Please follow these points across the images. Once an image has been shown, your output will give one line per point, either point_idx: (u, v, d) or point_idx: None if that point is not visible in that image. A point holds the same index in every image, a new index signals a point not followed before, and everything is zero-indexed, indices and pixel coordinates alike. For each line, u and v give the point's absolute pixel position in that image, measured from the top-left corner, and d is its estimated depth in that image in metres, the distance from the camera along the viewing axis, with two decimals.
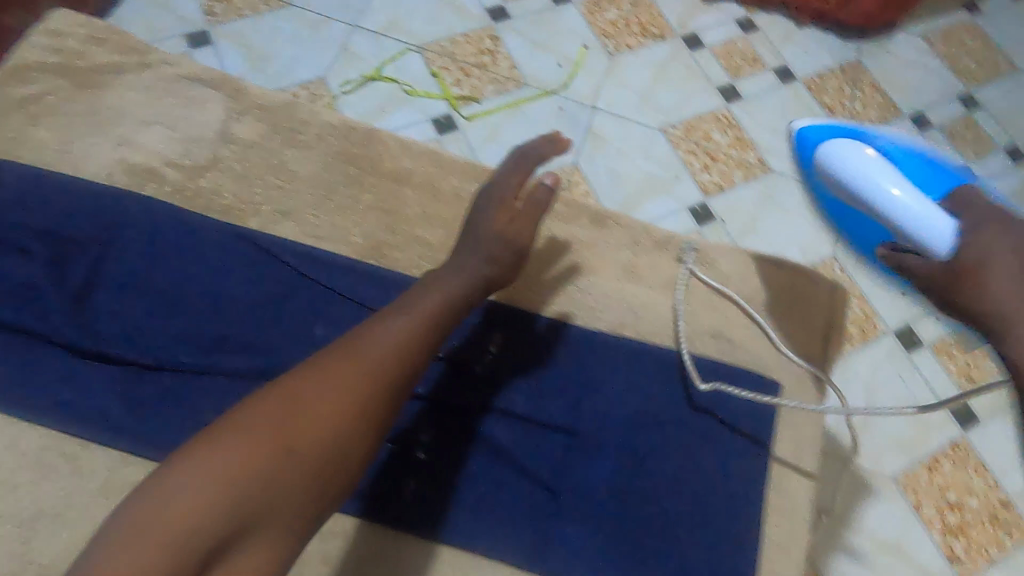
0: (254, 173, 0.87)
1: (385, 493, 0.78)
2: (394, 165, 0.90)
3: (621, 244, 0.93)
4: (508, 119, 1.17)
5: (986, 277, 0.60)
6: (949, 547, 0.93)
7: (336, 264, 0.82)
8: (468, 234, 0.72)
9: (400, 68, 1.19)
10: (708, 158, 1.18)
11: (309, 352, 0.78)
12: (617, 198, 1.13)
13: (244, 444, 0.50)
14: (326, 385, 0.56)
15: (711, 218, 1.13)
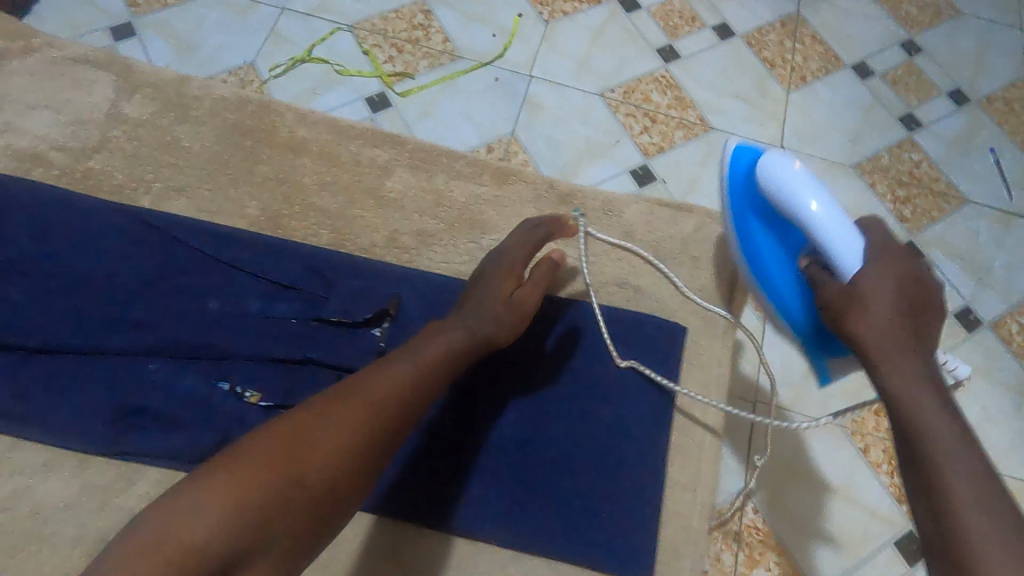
0: (144, 153, 0.81)
1: (408, 489, 0.70)
2: (309, 135, 0.84)
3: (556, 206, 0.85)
4: (443, 93, 1.16)
5: (872, 301, 0.55)
6: (896, 487, 0.94)
7: (235, 237, 0.74)
8: (477, 288, 0.69)
9: (340, 53, 1.17)
10: (648, 121, 1.18)
11: (213, 331, 0.69)
12: (556, 164, 1.12)
13: (254, 475, 0.50)
14: (338, 422, 0.56)
15: (651, 178, 1.12)
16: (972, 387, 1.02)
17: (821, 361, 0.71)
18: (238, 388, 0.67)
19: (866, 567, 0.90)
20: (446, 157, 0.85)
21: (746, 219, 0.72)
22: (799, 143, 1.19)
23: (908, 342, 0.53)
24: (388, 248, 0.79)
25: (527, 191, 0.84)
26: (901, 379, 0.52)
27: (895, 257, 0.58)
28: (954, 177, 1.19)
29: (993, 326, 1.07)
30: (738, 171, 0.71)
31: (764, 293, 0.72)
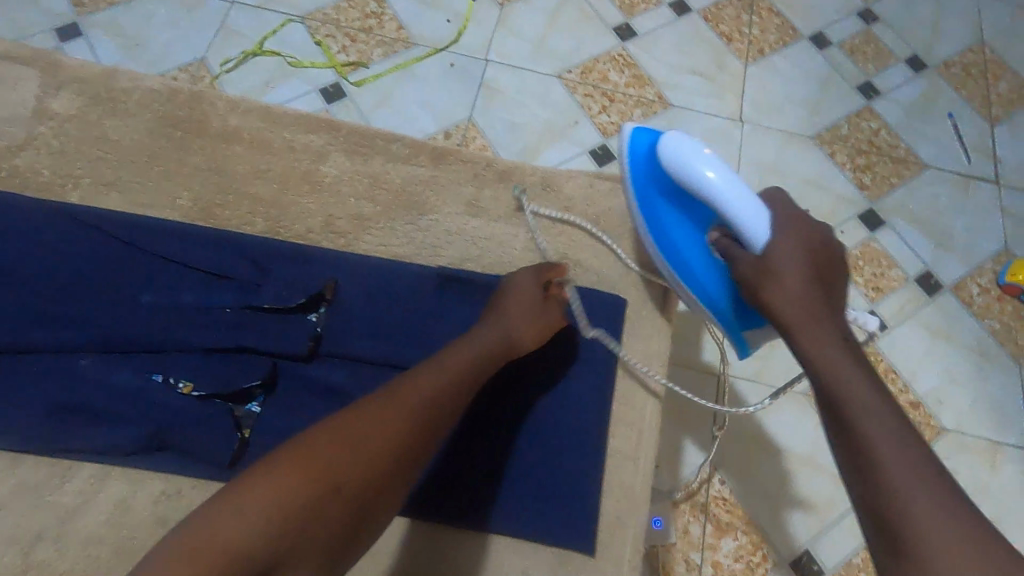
0: (73, 150, 0.81)
1: (438, 492, 0.68)
2: (251, 127, 0.84)
3: (508, 183, 0.85)
4: (400, 81, 1.15)
5: (783, 273, 0.59)
6: None
7: (174, 232, 0.74)
8: (506, 305, 0.70)
9: (286, 44, 1.16)
10: (599, 96, 1.17)
11: (143, 328, 0.66)
12: (515, 148, 1.11)
13: (294, 478, 0.51)
14: (373, 424, 0.56)
15: (611, 157, 1.12)
16: (935, 351, 1.03)
17: (740, 335, 0.72)
18: (171, 380, 0.66)
19: (832, 533, 0.90)
20: (382, 140, 0.85)
21: (653, 205, 0.73)
22: (757, 115, 1.19)
23: (821, 311, 0.56)
24: (323, 234, 0.80)
25: (464, 169, 0.84)
26: (820, 348, 0.54)
27: (798, 227, 0.61)
28: (913, 144, 1.20)
29: (954, 290, 1.08)
30: (636, 160, 0.72)
31: (679, 274, 0.72)
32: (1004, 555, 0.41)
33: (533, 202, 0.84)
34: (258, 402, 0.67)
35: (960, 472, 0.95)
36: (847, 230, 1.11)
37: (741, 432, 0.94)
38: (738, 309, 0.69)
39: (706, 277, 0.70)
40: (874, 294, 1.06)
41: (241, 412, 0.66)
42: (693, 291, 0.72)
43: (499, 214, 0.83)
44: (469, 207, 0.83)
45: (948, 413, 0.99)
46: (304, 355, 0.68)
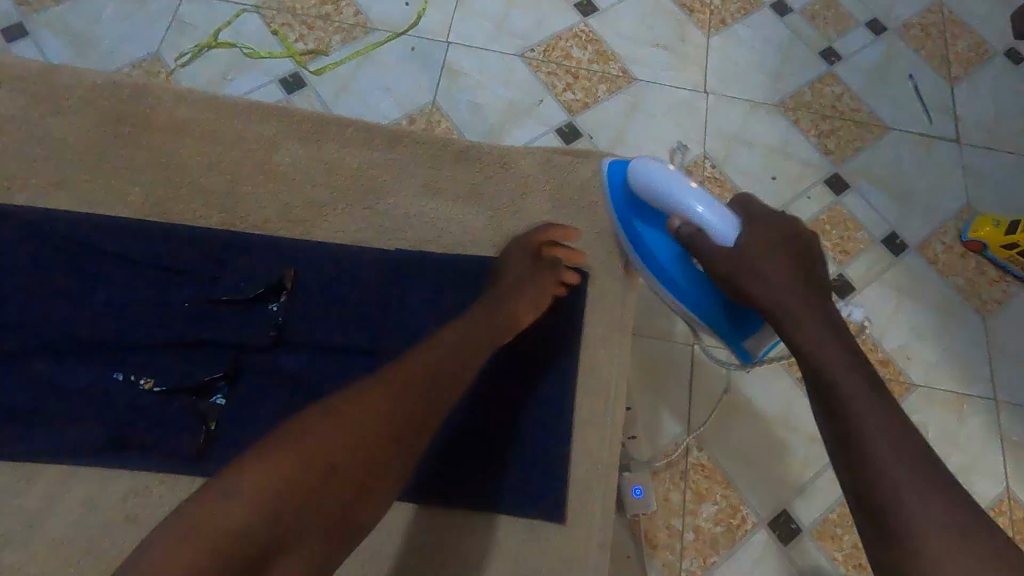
0: (16, 149, 0.79)
1: (444, 480, 0.72)
2: (203, 119, 0.82)
3: (472, 164, 0.84)
4: (360, 67, 1.13)
5: (762, 264, 0.61)
6: None
7: (127, 228, 0.73)
8: (503, 290, 0.72)
9: (238, 34, 1.13)
10: (562, 73, 1.17)
11: (97, 327, 0.68)
12: (482, 130, 1.11)
13: (291, 456, 0.50)
14: (375, 404, 0.56)
15: (578, 135, 1.12)
16: (902, 308, 1.05)
17: (740, 343, 0.71)
18: (133, 377, 0.67)
19: (809, 491, 0.92)
20: (337, 124, 0.84)
21: (637, 230, 0.77)
22: (722, 86, 1.19)
23: (808, 295, 0.59)
24: (281, 223, 0.79)
25: (417, 152, 0.84)
26: (799, 326, 0.57)
27: (765, 221, 0.64)
28: (876, 107, 1.21)
29: (918, 248, 1.10)
30: (618, 190, 0.77)
31: (669, 289, 0.74)
32: (960, 510, 0.44)
33: (491, 181, 0.84)
34: (222, 394, 0.67)
35: (928, 424, 0.98)
36: (813, 195, 1.12)
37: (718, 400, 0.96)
38: (728, 317, 0.70)
39: (692, 290, 0.72)
40: (842, 257, 1.08)
41: (208, 404, 0.67)
42: (684, 305, 0.73)
43: (457, 195, 0.83)
44: (427, 188, 0.82)
45: (916, 368, 1.02)
46: (266, 343, 0.70)
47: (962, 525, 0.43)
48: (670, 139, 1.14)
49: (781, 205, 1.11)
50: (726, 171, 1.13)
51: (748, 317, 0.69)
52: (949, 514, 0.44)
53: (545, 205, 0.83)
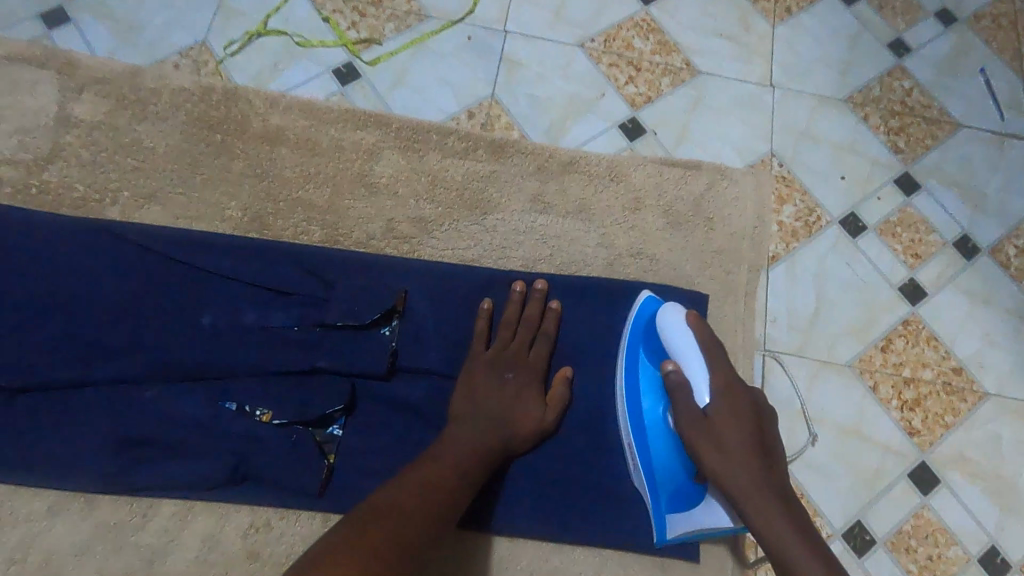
0: (103, 160, 0.85)
1: (520, 498, 0.75)
2: (291, 135, 0.89)
3: (552, 178, 0.91)
4: (416, 57, 1.08)
5: (718, 436, 0.68)
6: (907, 422, 0.96)
7: (216, 244, 0.77)
8: (477, 385, 0.72)
9: (285, 20, 1.08)
10: (621, 63, 1.12)
11: (206, 351, 0.70)
12: (542, 125, 1.06)
13: (362, 519, 0.59)
14: (420, 473, 0.64)
15: (641, 131, 1.08)
16: (974, 315, 1.03)
17: (664, 518, 0.73)
18: (247, 408, 0.71)
19: (883, 502, 0.92)
20: (436, 134, 0.91)
21: (637, 362, 0.76)
22: (787, 80, 1.14)
23: (759, 477, 0.66)
24: (387, 238, 0.86)
25: (524, 162, 0.91)
26: (764, 514, 0.64)
27: (735, 393, 0.70)
28: (946, 102, 1.16)
29: (991, 252, 1.07)
30: (640, 319, 0.77)
31: (635, 438, 0.74)
32: None
33: (601, 193, 0.91)
34: (340, 425, 0.72)
35: (1003, 435, 0.96)
36: (883, 196, 1.09)
37: (806, 414, 0.95)
38: (677, 492, 0.72)
39: (660, 453, 0.73)
40: (913, 261, 1.05)
41: (332, 433, 0.72)
42: (642, 462, 0.73)
43: (569, 210, 0.90)
44: (535, 202, 0.89)
45: (989, 377, 0.99)
46: (384, 374, 0.73)
47: None
48: (737, 134, 1.09)
49: (850, 208, 1.07)
50: (795, 168, 1.08)
51: (690, 504, 0.72)
52: None
53: (658, 222, 0.91)
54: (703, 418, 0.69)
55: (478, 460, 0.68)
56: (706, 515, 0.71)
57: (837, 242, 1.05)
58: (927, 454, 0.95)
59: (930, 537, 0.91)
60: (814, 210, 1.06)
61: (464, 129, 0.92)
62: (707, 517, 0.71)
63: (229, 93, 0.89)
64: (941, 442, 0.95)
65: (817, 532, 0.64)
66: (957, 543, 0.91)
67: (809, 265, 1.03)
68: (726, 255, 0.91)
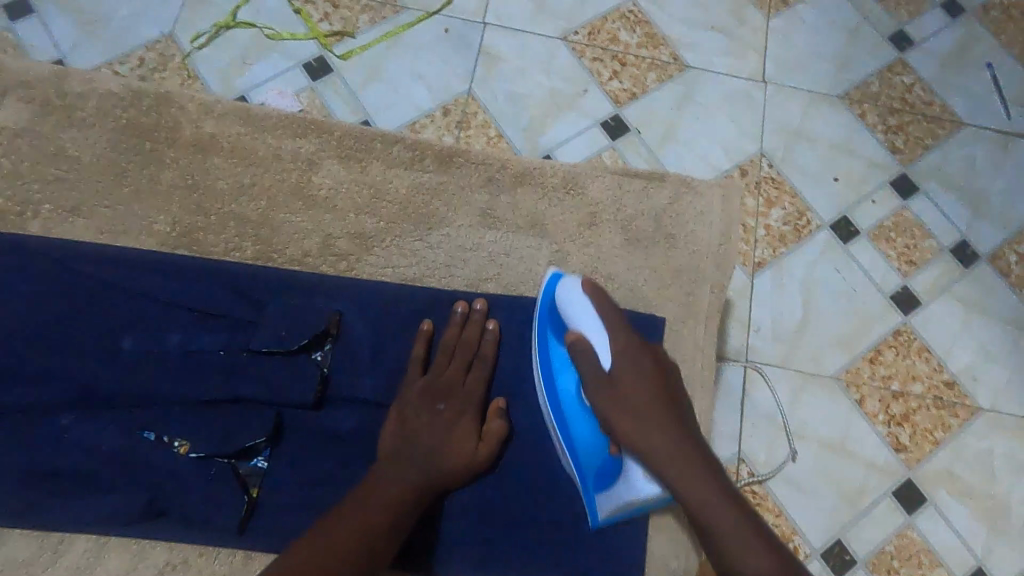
0: (29, 167, 0.83)
1: (466, 525, 0.73)
2: (225, 146, 0.85)
3: (520, 191, 0.88)
4: (391, 51, 1.04)
5: (624, 396, 0.70)
6: (895, 437, 0.92)
7: (150, 262, 0.76)
8: (406, 420, 0.71)
9: (254, 10, 1.04)
10: (605, 58, 1.07)
11: (130, 380, 0.68)
12: (521, 124, 1.02)
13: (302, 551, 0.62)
14: (361, 505, 0.66)
15: (625, 129, 1.03)
16: (970, 326, 0.98)
17: (593, 499, 0.72)
18: (165, 438, 0.69)
19: (864, 520, 0.88)
20: (380, 143, 0.88)
21: (546, 343, 0.76)
22: (782, 75, 1.09)
23: (667, 430, 0.68)
24: (324, 256, 0.83)
25: (474, 174, 0.88)
26: (671, 467, 0.66)
27: (637, 350, 0.72)
28: (949, 99, 1.10)
29: (991, 260, 1.01)
30: (546, 295, 0.77)
31: (557, 419, 0.74)
32: None
33: (555, 207, 0.88)
34: (263, 457, 0.70)
35: (996, 452, 0.92)
36: (878, 199, 1.04)
37: (790, 429, 0.91)
38: (602, 471, 0.73)
39: (582, 432, 0.74)
40: (906, 268, 1.00)
41: (255, 463, 0.70)
42: (566, 444, 0.73)
43: (518, 225, 0.87)
44: (482, 219, 0.86)
45: (983, 391, 0.95)
46: (313, 404, 0.71)
47: None
48: (725, 134, 1.05)
49: (841, 212, 1.02)
50: (785, 169, 1.03)
51: (613, 480, 0.72)
52: None
53: (615, 240, 0.87)
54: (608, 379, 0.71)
55: (406, 503, 0.67)
56: (628, 491, 0.70)
57: (827, 247, 1.00)
58: (914, 471, 0.91)
59: (914, 558, 0.87)
60: (804, 214, 1.01)
61: (413, 138, 0.89)
62: (628, 491, 0.70)
63: (175, 98, 0.87)
64: (930, 458, 0.91)
65: (725, 474, 0.67)
66: (941, 564, 0.88)
67: (798, 272, 0.98)
68: (682, 280, 0.86)
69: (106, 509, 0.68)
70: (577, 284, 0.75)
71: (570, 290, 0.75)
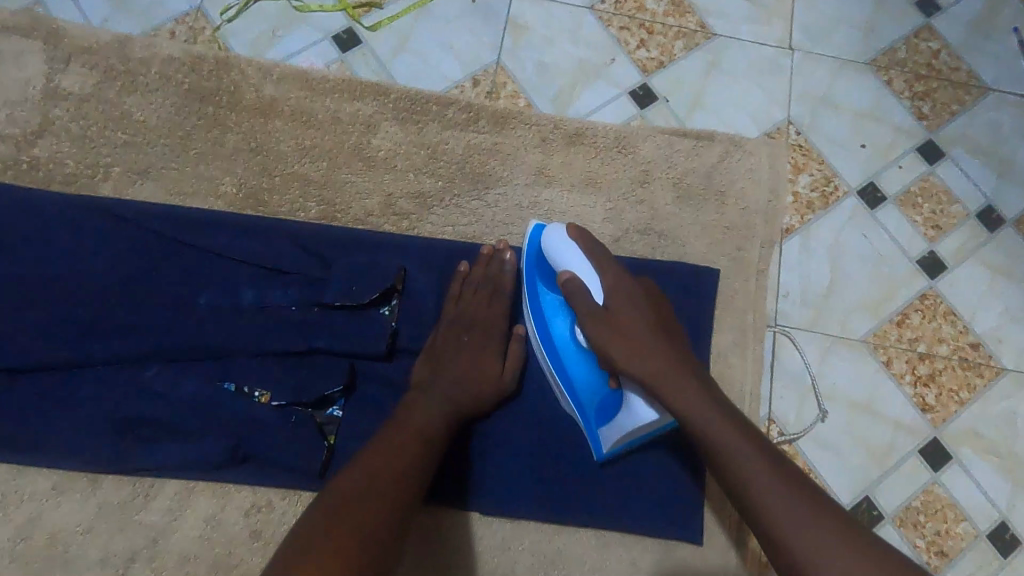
0: (90, 134, 0.87)
1: (515, 474, 0.79)
2: (285, 109, 0.90)
3: (566, 150, 0.93)
4: (419, 22, 1.03)
5: (616, 324, 0.72)
6: (921, 398, 0.94)
7: (215, 221, 0.81)
8: (439, 352, 0.77)
9: None
10: (633, 27, 1.07)
11: (210, 335, 0.74)
12: (550, 94, 1.02)
13: (347, 476, 0.63)
14: (397, 441, 0.68)
15: (653, 98, 1.04)
16: (996, 290, 0.99)
17: (597, 434, 0.77)
18: (246, 388, 0.75)
19: (891, 478, 0.91)
20: (436, 105, 0.92)
21: (536, 289, 0.80)
22: (809, 43, 1.09)
23: (661, 351, 0.70)
24: (385, 215, 0.88)
25: (528, 135, 0.93)
26: (666, 384, 0.67)
27: (628, 285, 0.75)
28: (976, 65, 1.10)
29: (1016, 224, 1.02)
30: (532, 246, 0.80)
31: (554, 363, 0.79)
32: (812, 497, 0.58)
33: (606, 164, 0.94)
34: (339, 406, 0.77)
35: (1018, 412, 0.94)
36: (905, 164, 1.04)
37: (820, 391, 0.93)
38: (602, 406, 0.77)
39: (578, 369, 0.78)
40: (933, 234, 1.01)
41: (333, 408, 0.77)
42: (565, 385, 0.78)
43: (570, 181, 0.92)
44: (538, 175, 0.91)
45: (1008, 353, 0.97)
46: (384, 354, 0.78)
47: (815, 506, 0.57)
48: (754, 101, 1.05)
49: (869, 177, 1.03)
50: (813, 136, 1.04)
51: (614, 413, 0.75)
52: (803, 504, 0.57)
53: (668, 197, 0.94)
54: (598, 313, 0.74)
55: (442, 425, 0.72)
56: (627, 419, 0.73)
57: (855, 214, 1.01)
58: (940, 430, 0.93)
59: (939, 513, 0.90)
60: (831, 180, 1.02)
61: (466, 100, 0.93)
62: (628, 419, 0.73)
63: (231, 63, 0.91)
64: (955, 418, 0.94)
65: (718, 390, 0.68)
66: (966, 519, 0.90)
67: (826, 237, 0.99)
68: (731, 234, 0.94)
69: (189, 450, 0.74)
70: (558, 229, 0.78)
71: (552, 235, 0.78)
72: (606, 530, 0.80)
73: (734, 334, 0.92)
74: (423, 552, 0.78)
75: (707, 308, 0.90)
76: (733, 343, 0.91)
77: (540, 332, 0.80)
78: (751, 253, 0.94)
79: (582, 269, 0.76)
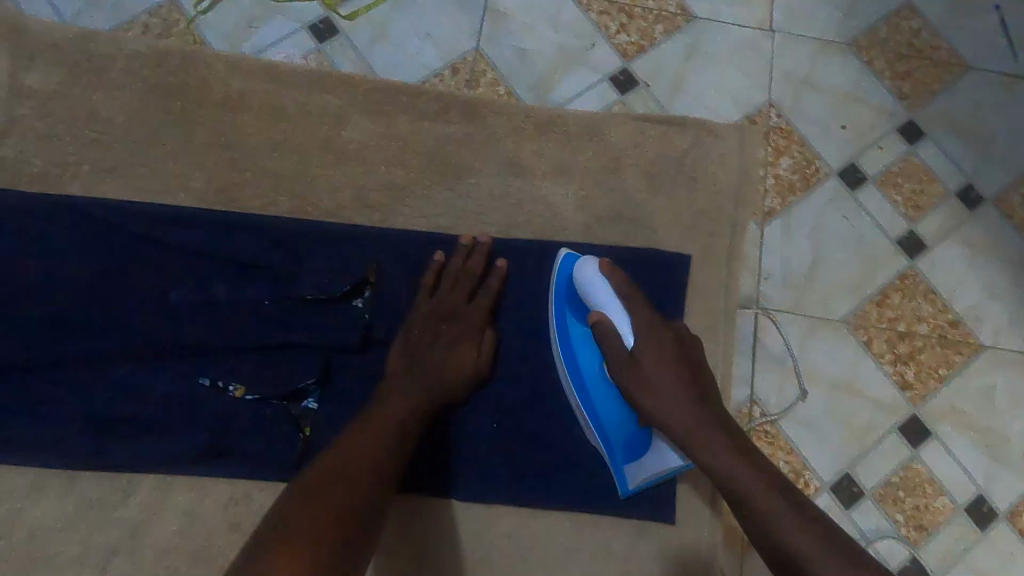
0: (57, 132, 0.86)
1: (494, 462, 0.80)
2: (254, 103, 0.89)
3: (543, 138, 0.93)
4: (395, 10, 1.02)
5: (645, 368, 0.73)
6: (901, 376, 0.95)
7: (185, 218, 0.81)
8: (414, 343, 0.77)
9: None
10: (612, 11, 1.06)
11: None
12: (530, 81, 1.02)
13: (332, 450, 0.66)
14: (380, 419, 0.70)
15: (635, 83, 1.03)
16: (975, 268, 1.00)
17: (622, 470, 0.78)
18: (219, 382, 0.77)
19: (872, 455, 0.92)
20: (407, 96, 0.92)
21: (566, 321, 0.80)
22: (789, 23, 1.08)
23: (686, 399, 0.71)
24: (359, 209, 0.88)
25: (505, 127, 0.92)
26: (689, 434, 0.69)
27: (656, 325, 0.75)
28: (957, 43, 1.09)
29: (996, 203, 1.03)
30: (562, 276, 0.80)
31: (582, 399, 0.78)
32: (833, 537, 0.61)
33: (581, 153, 0.94)
34: (313, 398, 0.78)
35: (996, 388, 0.96)
36: (885, 145, 1.04)
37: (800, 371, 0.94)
38: (629, 442, 0.77)
39: (607, 407, 0.77)
40: (914, 214, 1.02)
41: (308, 399, 0.78)
42: (594, 422, 0.78)
43: (547, 172, 0.92)
44: (511, 166, 0.91)
45: (986, 330, 0.98)
46: (357, 347, 0.79)
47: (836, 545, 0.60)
48: (735, 85, 1.05)
49: (849, 159, 1.03)
50: (795, 120, 1.04)
51: (643, 451, 0.76)
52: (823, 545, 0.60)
53: (644, 184, 0.94)
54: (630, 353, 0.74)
55: (418, 410, 0.73)
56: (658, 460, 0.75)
57: (836, 195, 1.01)
58: (919, 408, 0.94)
59: (918, 488, 0.92)
60: (812, 162, 1.02)
61: (437, 91, 0.92)
62: (658, 461, 0.75)
63: (202, 57, 0.90)
64: (934, 395, 0.95)
65: (742, 434, 0.70)
66: (944, 494, 0.92)
67: (806, 218, 1.00)
68: (708, 219, 0.94)
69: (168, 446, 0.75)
70: (590, 263, 0.78)
71: (584, 270, 0.78)
72: (588, 512, 0.81)
73: (712, 320, 0.92)
74: (405, 536, 0.80)
75: (684, 294, 0.91)
76: (710, 331, 0.92)
77: (569, 368, 0.79)
78: (728, 239, 0.94)
79: (615, 308, 0.76)
